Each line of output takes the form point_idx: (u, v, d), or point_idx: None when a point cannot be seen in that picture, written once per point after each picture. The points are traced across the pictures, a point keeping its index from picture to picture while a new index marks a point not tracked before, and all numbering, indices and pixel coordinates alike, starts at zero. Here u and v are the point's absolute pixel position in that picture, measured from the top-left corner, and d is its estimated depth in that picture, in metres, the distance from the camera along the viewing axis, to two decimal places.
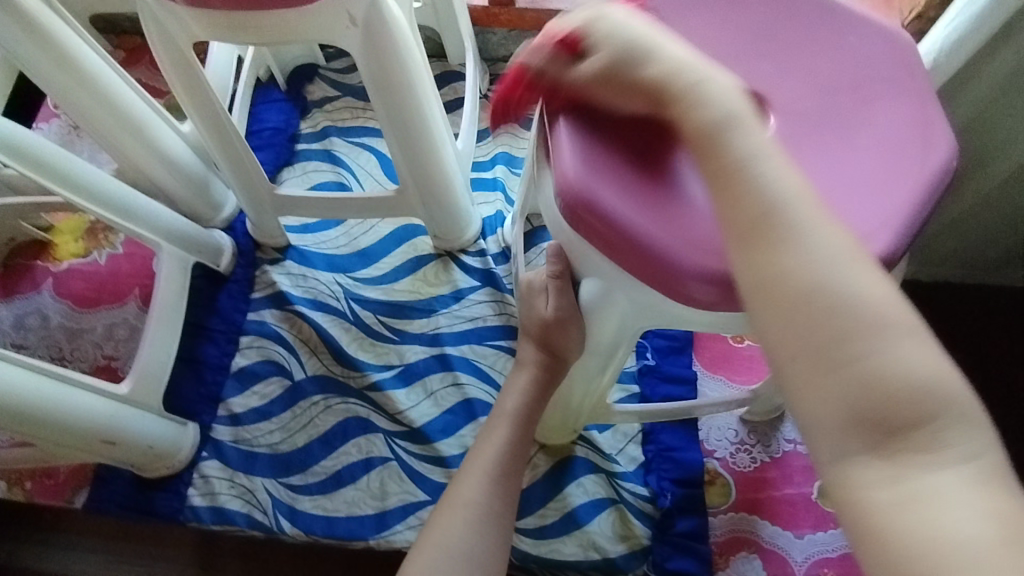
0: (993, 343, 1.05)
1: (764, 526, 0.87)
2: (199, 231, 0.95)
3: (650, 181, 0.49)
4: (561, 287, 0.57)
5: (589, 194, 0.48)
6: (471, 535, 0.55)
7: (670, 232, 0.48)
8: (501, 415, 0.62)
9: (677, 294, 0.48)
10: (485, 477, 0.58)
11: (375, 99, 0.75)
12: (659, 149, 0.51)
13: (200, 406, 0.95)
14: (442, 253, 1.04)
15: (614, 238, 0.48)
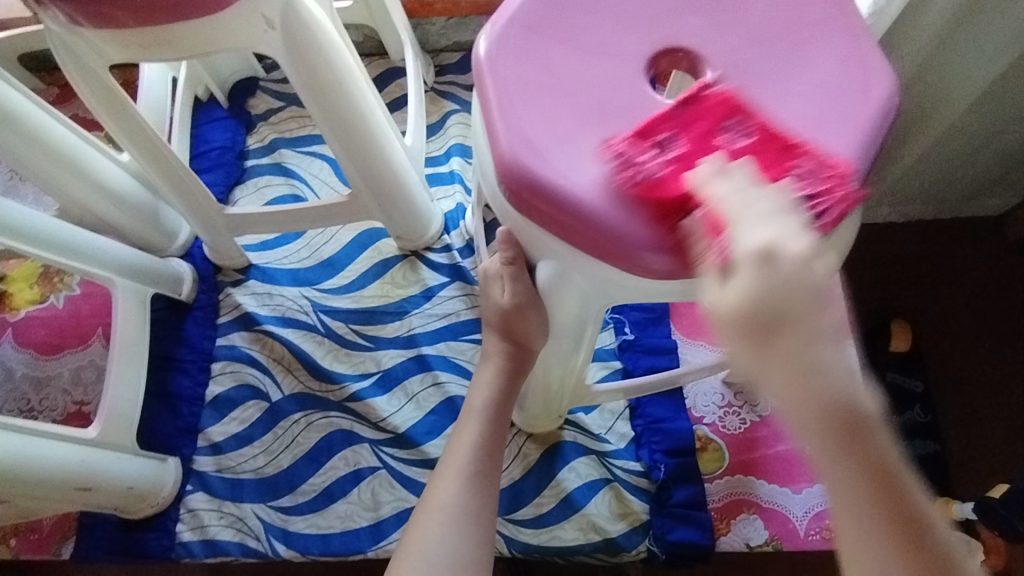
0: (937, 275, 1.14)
1: (761, 485, 0.87)
2: (155, 262, 0.93)
3: (595, 153, 0.47)
4: (516, 273, 0.56)
5: (530, 174, 0.46)
6: (454, 536, 0.54)
7: (617, 204, 0.46)
8: (470, 412, 0.60)
9: (632, 266, 0.47)
10: (463, 475, 0.56)
11: (311, 105, 0.73)
12: (597, 118, 0.48)
13: (178, 440, 0.93)
14: (407, 253, 1.02)
15: (562, 216, 0.46)
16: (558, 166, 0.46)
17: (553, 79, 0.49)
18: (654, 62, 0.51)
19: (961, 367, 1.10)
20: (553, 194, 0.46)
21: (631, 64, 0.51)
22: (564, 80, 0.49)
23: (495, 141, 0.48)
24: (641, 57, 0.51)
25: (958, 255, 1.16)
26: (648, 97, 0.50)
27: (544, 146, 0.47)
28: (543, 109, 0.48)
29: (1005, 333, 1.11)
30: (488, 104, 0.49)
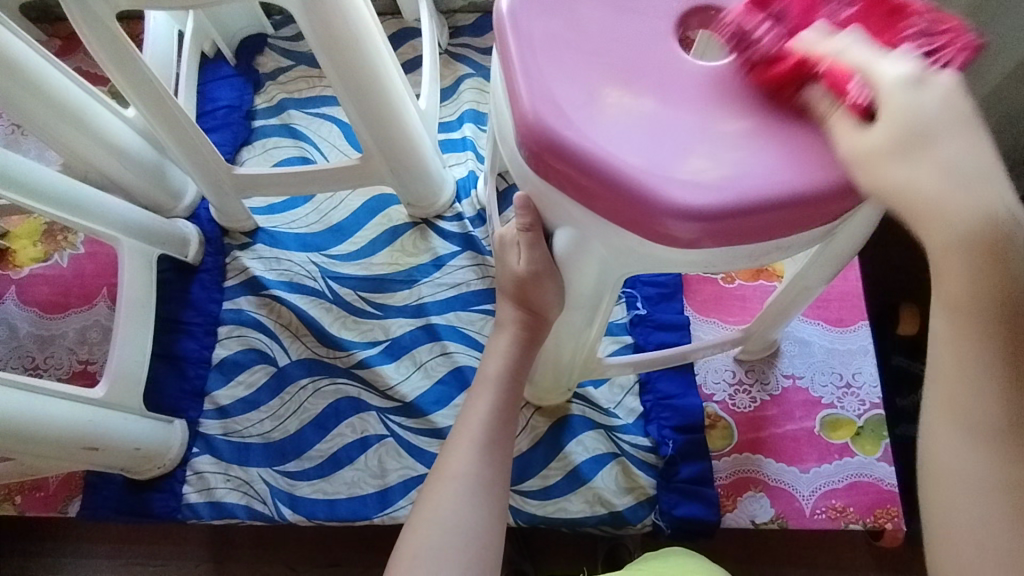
0: None
1: (768, 464, 0.86)
2: (161, 223, 0.91)
3: (619, 111, 0.45)
4: (532, 240, 0.52)
5: (552, 136, 0.44)
6: (466, 506, 0.53)
7: (641, 165, 0.43)
8: (482, 383, 0.59)
9: (657, 233, 0.44)
10: (477, 447, 0.55)
11: (322, 58, 0.70)
12: (623, 76, 0.46)
13: (185, 402, 0.92)
14: (418, 221, 1.00)
15: (585, 177, 0.44)
16: (582, 125, 0.44)
17: (580, 35, 0.47)
18: (685, 21, 0.48)
19: None
20: (576, 153, 0.44)
21: (663, 22, 0.47)
22: (590, 36, 0.47)
23: (517, 99, 0.45)
24: (674, 15, 0.48)
25: None
26: (676, 57, 0.47)
27: (568, 104, 0.44)
28: (567, 65, 0.46)
29: None
30: (511, 59, 0.46)
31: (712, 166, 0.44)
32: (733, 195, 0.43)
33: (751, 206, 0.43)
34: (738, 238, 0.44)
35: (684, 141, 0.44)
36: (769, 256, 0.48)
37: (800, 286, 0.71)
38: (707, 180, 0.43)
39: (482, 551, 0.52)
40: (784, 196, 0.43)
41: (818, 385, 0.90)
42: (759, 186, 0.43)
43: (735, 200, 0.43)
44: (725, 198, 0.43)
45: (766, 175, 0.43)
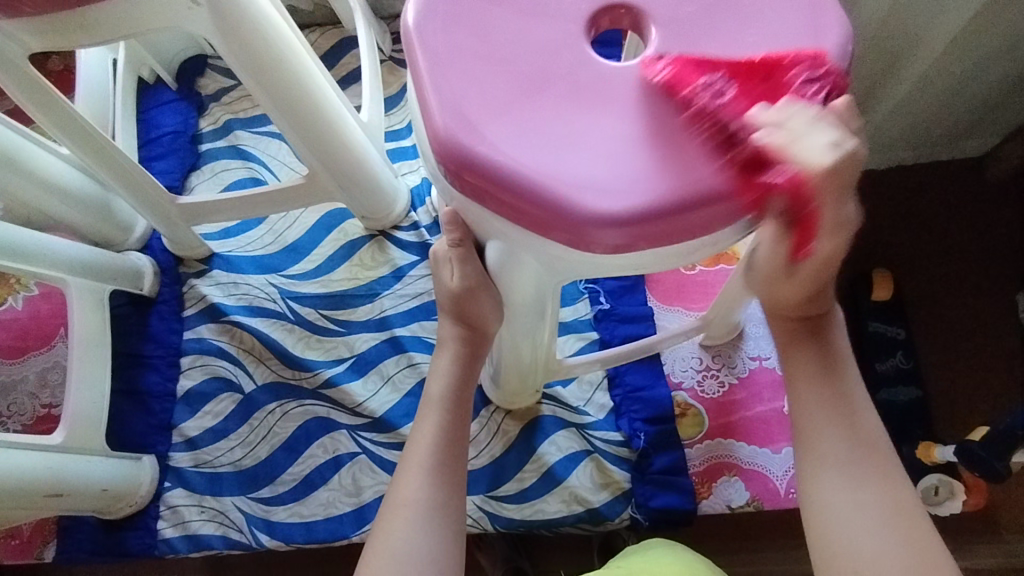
0: (916, 216, 1.24)
1: (741, 447, 0.86)
2: (111, 258, 0.89)
3: (530, 123, 0.44)
4: (463, 255, 0.53)
5: (467, 153, 0.43)
6: (421, 532, 0.53)
7: (555, 176, 0.43)
8: (431, 401, 0.58)
9: (581, 243, 0.44)
10: (427, 468, 0.55)
11: (249, 81, 0.69)
12: (533, 85, 0.45)
13: (152, 437, 0.91)
14: (374, 233, 0.99)
15: (501, 192, 0.43)
16: (494, 139, 0.43)
17: (488, 47, 0.46)
18: (595, 23, 0.47)
19: (945, 304, 1.20)
20: (491, 169, 0.43)
21: (572, 24, 0.46)
22: (499, 47, 0.46)
23: (429, 116, 0.44)
24: (583, 18, 0.46)
25: (934, 195, 1.25)
26: (587, 60, 0.46)
27: (479, 119, 0.44)
28: (477, 79, 0.45)
29: (991, 272, 1.21)
30: (420, 76, 0.45)
31: (627, 171, 0.43)
32: (650, 200, 0.43)
33: (667, 209, 0.43)
34: (659, 241, 0.44)
35: (597, 151, 0.44)
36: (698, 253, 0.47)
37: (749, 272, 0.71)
38: (622, 187, 0.43)
39: (440, 574, 0.52)
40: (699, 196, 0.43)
41: None
42: (674, 188, 0.43)
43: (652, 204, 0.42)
44: (641, 203, 0.43)
45: (681, 177, 0.43)
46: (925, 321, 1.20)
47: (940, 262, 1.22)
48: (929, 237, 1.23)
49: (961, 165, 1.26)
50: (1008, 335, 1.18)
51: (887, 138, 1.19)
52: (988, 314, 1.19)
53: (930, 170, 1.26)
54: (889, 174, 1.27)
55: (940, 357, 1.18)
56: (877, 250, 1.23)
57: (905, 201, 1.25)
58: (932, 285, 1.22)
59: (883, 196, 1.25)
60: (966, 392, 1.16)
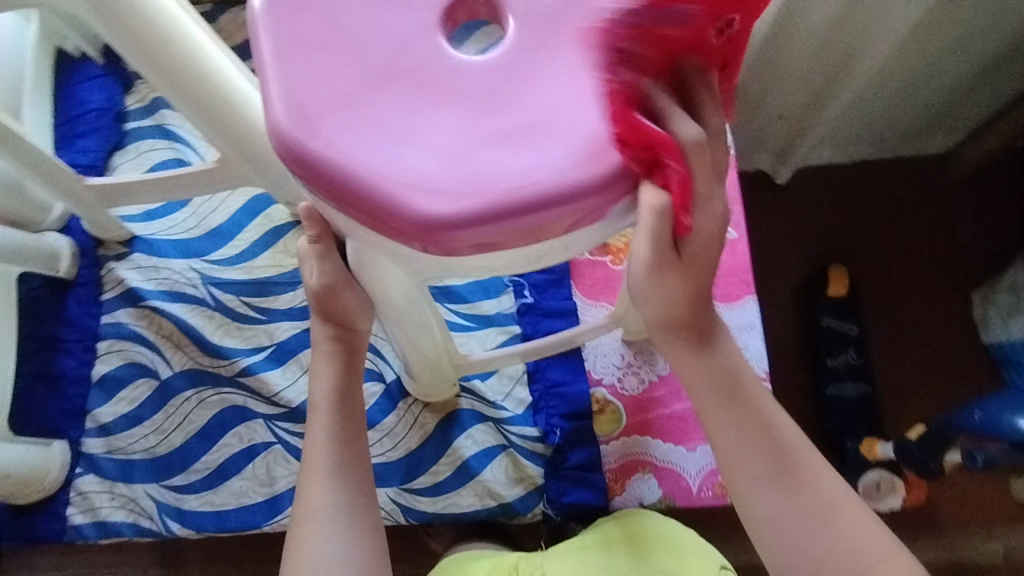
0: (871, 215, 1.23)
1: (656, 445, 0.86)
2: (21, 240, 0.86)
3: (373, 118, 0.42)
4: (323, 251, 0.54)
5: (305, 149, 0.42)
6: (332, 538, 0.59)
7: (392, 175, 0.41)
8: (316, 409, 0.61)
9: (437, 248, 0.42)
10: (328, 477, 0.60)
11: (138, 62, 0.68)
12: (379, 77, 0.43)
13: (65, 422, 0.90)
14: (301, 219, 0.97)
15: (339, 191, 0.42)
16: (332, 135, 0.42)
17: (336, 34, 0.44)
18: (453, 11, 0.45)
19: (894, 305, 1.20)
20: (329, 165, 0.41)
21: (426, 11, 0.45)
22: (348, 35, 0.44)
23: (269, 108, 0.43)
24: (437, 5, 0.45)
25: (889, 193, 1.24)
26: (440, 51, 0.44)
27: (317, 113, 0.42)
28: (320, 70, 0.43)
29: (940, 274, 1.21)
30: (263, 64, 0.43)
31: (468, 171, 0.41)
32: (491, 201, 0.41)
33: (508, 210, 0.41)
34: (504, 245, 0.43)
35: (441, 147, 0.42)
36: (555, 255, 0.46)
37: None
38: (462, 188, 0.41)
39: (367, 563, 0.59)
40: (541, 198, 0.41)
41: None
42: (515, 189, 0.41)
43: (492, 206, 0.41)
44: (481, 205, 0.41)
45: (524, 176, 0.41)
46: (874, 322, 1.19)
47: (894, 260, 1.21)
48: (883, 234, 1.23)
49: (921, 161, 1.25)
50: (955, 335, 1.18)
51: (848, 134, 1.17)
52: (936, 313, 1.19)
53: (888, 168, 1.25)
54: (847, 169, 1.25)
55: (888, 355, 1.18)
56: (828, 247, 1.22)
57: (862, 198, 1.24)
58: (884, 284, 1.21)
59: (839, 194, 1.24)
60: (910, 391, 1.16)
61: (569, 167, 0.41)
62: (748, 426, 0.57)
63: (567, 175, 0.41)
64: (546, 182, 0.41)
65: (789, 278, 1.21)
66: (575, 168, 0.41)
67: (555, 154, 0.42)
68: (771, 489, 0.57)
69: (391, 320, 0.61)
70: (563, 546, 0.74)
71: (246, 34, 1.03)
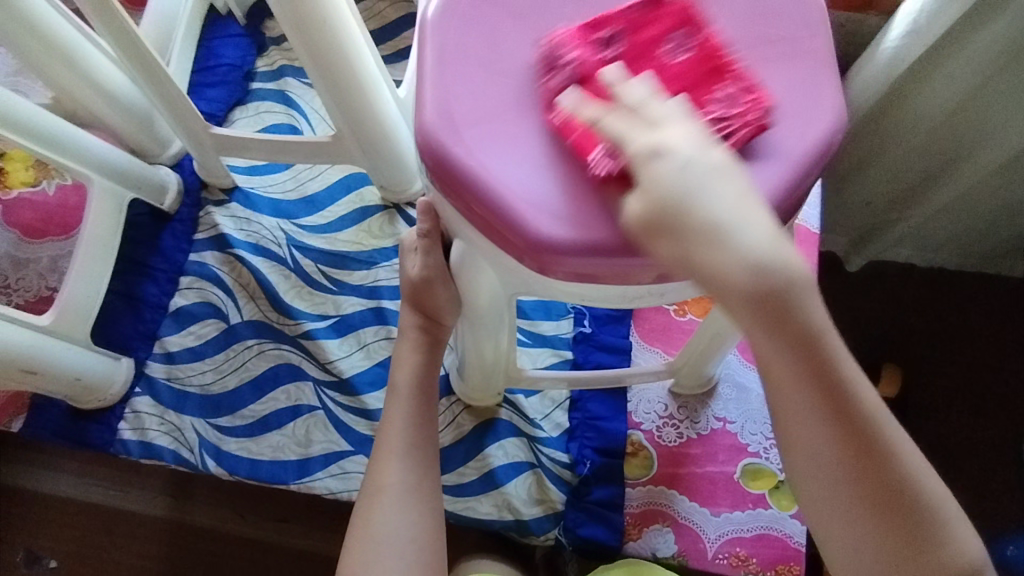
0: (942, 325, 1.20)
1: (681, 501, 0.87)
2: (140, 168, 0.94)
3: (513, 136, 0.47)
4: (428, 246, 0.59)
5: (446, 152, 0.46)
6: (397, 512, 0.64)
7: (518, 192, 0.45)
8: (396, 390, 0.68)
9: (544, 268, 0.46)
10: (398, 456, 0.65)
11: (292, 35, 0.75)
12: (525, 101, 0.48)
13: (135, 342, 0.96)
14: (389, 205, 1.02)
15: (468, 195, 0.46)
16: (473, 145, 0.46)
17: (494, 56, 0.49)
18: None
19: (950, 422, 1.15)
20: (464, 170, 0.46)
21: None
22: (506, 60, 0.49)
23: (422, 110, 0.48)
24: None
25: (966, 307, 1.21)
26: None
27: (463, 123, 0.47)
28: (474, 85, 0.48)
29: (1005, 401, 1.16)
30: (425, 69, 0.48)
31: (587, 204, 0.45)
32: (605, 236, 0.45)
33: (618, 248, 0.45)
34: (604, 278, 0.46)
35: (569, 176, 0.46)
36: (645, 299, 0.50)
37: (715, 329, 0.73)
38: (582, 218, 0.45)
39: (424, 546, 0.64)
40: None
41: (747, 433, 0.89)
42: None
43: (605, 241, 0.45)
44: (593, 237, 0.45)
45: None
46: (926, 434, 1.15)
47: (962, 376, 1.16)
48: (953, 345, 1.19)
49: (1006, 283, 1.22)
50: (1007, 468, 1.13)
51: (938, 240, 1.15)
52: (993, 440, 1.14)
53: (968, 282, 1.22)
54: (929, 276, 1.22)
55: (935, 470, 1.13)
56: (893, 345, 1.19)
57: (937, 307, 1.21)
58: (944, 397, 1.17)
59: (914, 296, 1.21)
60: None
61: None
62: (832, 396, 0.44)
63: None
64: None
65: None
66: None
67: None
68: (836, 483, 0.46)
69: (466, 319, 0.64)
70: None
71: (378, 24, 1.09)
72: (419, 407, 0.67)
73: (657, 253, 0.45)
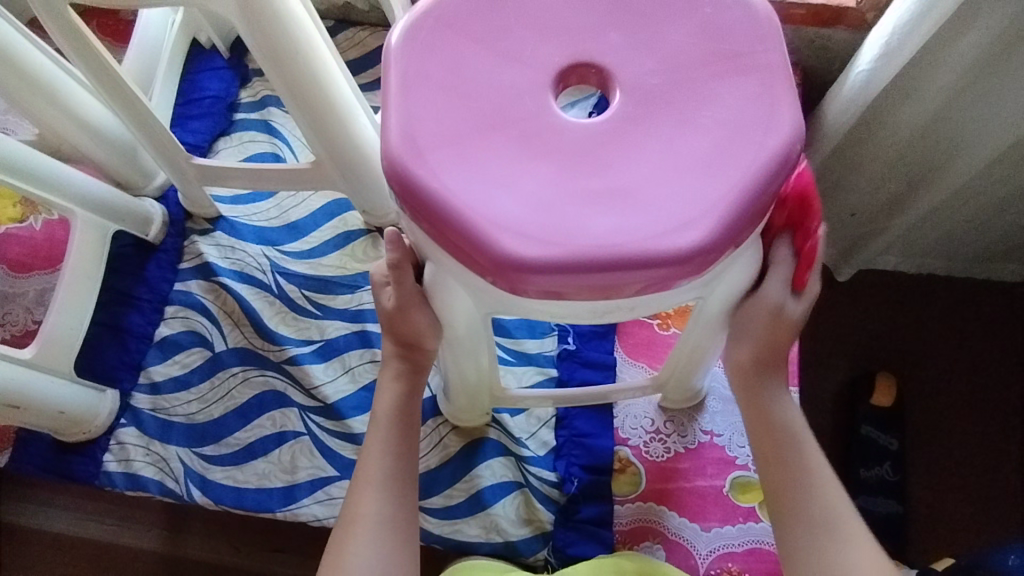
0: (932, 330, 1.20)
1: (671, 517, 0.86)
2: (124, 201, 0.95)
3: (476, 158, 0.48)
4: (399, 276, 0.59)
5: (411, 176, 0.47)
6: (371, 549, 0.63)
7: (484, 212, 0.46)
8: (376, 422, 0.68)
9: (515, 286, 0.47)
10: (376, 491, 0.65)
11: (266, 65, 0.76)
12: (488, 123, 0.49)
13: (121, 373, 0.96)
14: (372, 229, 1.03)
15: (433, 217, 0.47)
16: (437, 168, 0.47)
17: (456, 80, 0.50)
18: (564, 77, 0.51)
19: (943, 428, 1.15)
20: (428, 195, 0.47)
21: (541, 74, 0.50)
22: (465, 85, 0.50)
23: (386, 136, 0.49)
24: (551, 70, 0.50)
25: (956, 310, 1.20)
26: (549, 110, 0.50)
27: (427, 147, 0.48)
28: (437, 108, 0.49)
29: (998, 405, 1.15)
30: (388, 94, 0.50)
31: (551, 223, 0.46)
32: (572, 253, 0.45)
33: (586, 264, 0.45)
34: (577, 296, 0.47)
35: (534, 197, 0.47)
36: (617, 314, 0.50)
37: (695, 342, 0.73)
38: (547, 236, 0.46)
39: None
40: (620, 258, 0.45)
41: (735, 445, 0.88)
42: (599, 248, 0.46)
43: (575, 260, 0.45)
44: (559, 256, 0.45)
45: (606, 238, 0.46)
46: (919, 439, 1.14)
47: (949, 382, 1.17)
48: (944, 352, 1.18)
49: (993, 287, 1.22)
50: (1000, 473, 1.12)
51: (921, 246, 1.16)
52: (989, 446, 1.13)
53: (957, 285, 1.22)
54: (918, 282, 1.22)
55: (930, 477, 1.12)
56: (884, 351, 1.18)
57: (927, 313, 1.20)
58: (939, 405, 1.16)
59: (905, 302, 1.21)
60: (947, 522, 1.09)
61: (651, 236, 0.46)
62: (765, 445, 0.67)
63: (648, 241, 0.46)
64: (624, 245, 0.46)
65: (836, 377, 1.17)
66: (656, 237, 0.46)
67: (643, 222, 0.46)
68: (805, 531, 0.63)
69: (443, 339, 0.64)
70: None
71: (359, 52, 1.12)
72: (402, 439, 0.67)
73: (622, 270, 0.46)
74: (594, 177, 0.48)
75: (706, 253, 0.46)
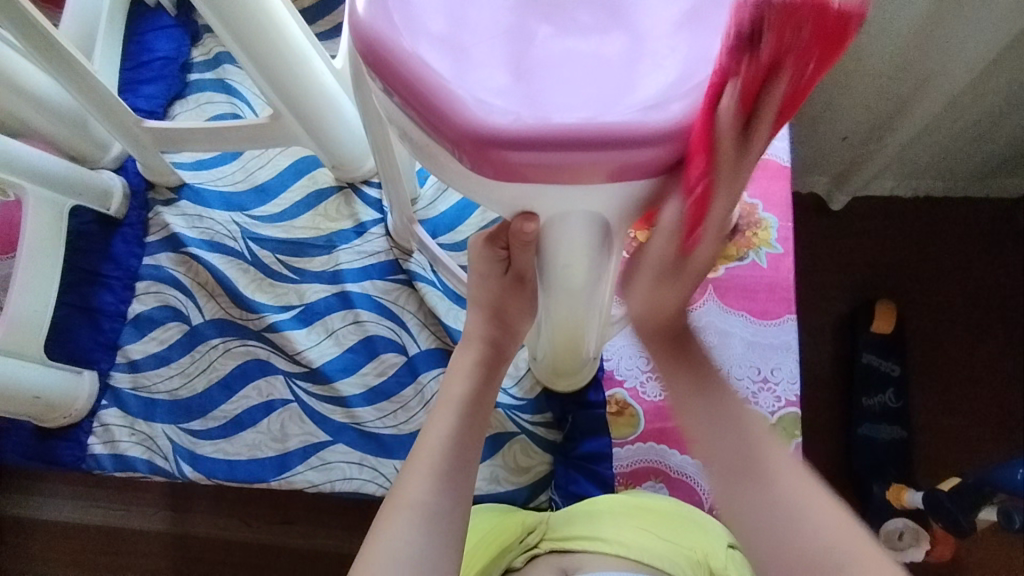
0: (929, 252, 1.16)
1: (673, 456, 0.84)
2: (78, 173, 0.89)
3: (456, 29, 0.41)
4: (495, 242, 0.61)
5: (381, 39, 0.41)
6: (420, 534, 0.59)
7: (456, 85, 0.40)
8: (446, 401, 0.64)
9: (484, 164, 0.41)
10: (434, 476, 0.61)
11: (204, 8, 0.69)
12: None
13: (97, 354, 0.93)
14: (344, 185, 0.98)
15: (398, 84, 0.40)
16: (408, 35, 0.41)
17: None
18: None
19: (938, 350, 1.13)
20: (400, 59, 0.40)
21: None
22: None
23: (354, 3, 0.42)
24: None
25: (954, 228, 1.17)
26: None
27: (401, 15, 0.41)
28: None
29: (999, 321, 1.13)
30: None
31: (532, 97, 0.40)
32: (555, 128, 0.39)
33: (568, 140, 0.39)
34: (563, 175, 0.41)
35: (512, 69, 0.40)
36: (603, 201, 0.44)
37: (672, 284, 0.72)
38: (527, 112, 0.39)
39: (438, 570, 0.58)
40: (601, 136, 0.39)
41: (734, 379, 0.86)
42: (587, 121, 0.39)
43: (553, 133, 0.39)
44: (539, 128, 0.39)
45: (598, 108, 0.39)
46: (920, 362, 1.12)
47: (948, 303, 1.14)
48: (942, 270, 1.15)
49: (992, 201, 1.18)
50: (1004, 389, 1.10)
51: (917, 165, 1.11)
52: (992, 363, 1.11)
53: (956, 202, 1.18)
54: (915, 203, 1.18)
55: (932, 399, 1.10)
56: (883, 274, 1.16)
57: (921, 233, 1.17)
58: (942, 327, 1.13)
59: (902, 225, 1.17)
60: (952, 441, 1.08)
61: (635, 109, 0.39)
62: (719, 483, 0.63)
63: (638, 117, 0.39)
64: (612, 123, 0.39)
65: (835, 305, 1.15)
66: (646, 110, 0.39)
67: (637, 93, 0.40)
68: (738, 476, 0.61)
69: (548, 286, 0.60)
70: (570, 509, 0.72)
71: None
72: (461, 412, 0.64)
73: (607, 147, 0.39)
74: (585, 49, 0.41)
75: (698, 127, 0.40)
